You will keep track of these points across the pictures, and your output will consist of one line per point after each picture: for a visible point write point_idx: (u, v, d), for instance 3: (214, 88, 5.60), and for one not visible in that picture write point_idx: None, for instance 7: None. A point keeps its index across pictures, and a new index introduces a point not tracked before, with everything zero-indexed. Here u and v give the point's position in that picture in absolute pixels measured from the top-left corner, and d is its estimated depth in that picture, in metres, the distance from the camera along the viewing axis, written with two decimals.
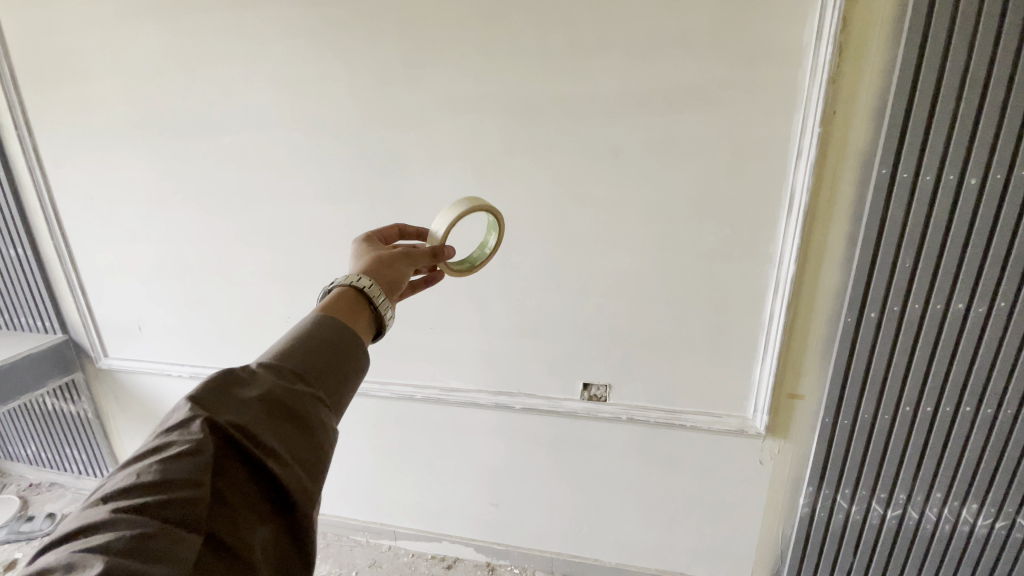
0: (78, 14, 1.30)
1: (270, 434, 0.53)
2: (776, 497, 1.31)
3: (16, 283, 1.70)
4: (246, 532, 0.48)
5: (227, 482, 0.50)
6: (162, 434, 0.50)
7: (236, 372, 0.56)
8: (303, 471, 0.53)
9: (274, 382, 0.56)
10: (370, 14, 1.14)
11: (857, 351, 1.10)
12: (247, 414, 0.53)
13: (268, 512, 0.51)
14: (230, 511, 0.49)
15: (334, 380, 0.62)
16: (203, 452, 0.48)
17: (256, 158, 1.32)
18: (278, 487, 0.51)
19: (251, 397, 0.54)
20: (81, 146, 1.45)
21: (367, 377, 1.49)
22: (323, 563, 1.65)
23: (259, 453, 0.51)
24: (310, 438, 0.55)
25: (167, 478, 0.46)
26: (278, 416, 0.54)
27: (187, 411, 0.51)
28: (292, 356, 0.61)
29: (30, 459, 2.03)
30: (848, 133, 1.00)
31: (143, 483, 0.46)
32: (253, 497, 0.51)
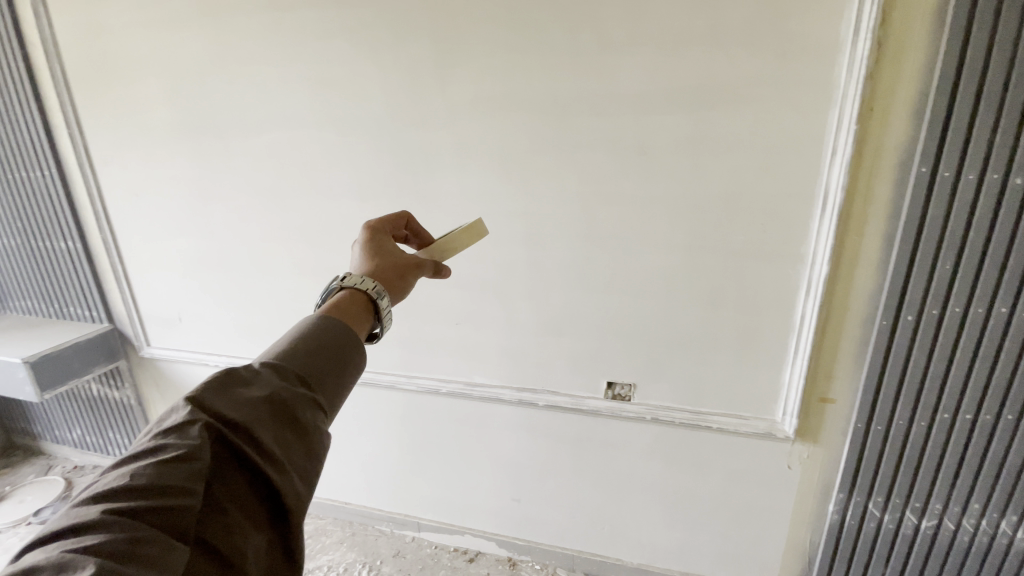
0: (126, 19, 1.37)
1: (270, 436, 0.51)
2: (804, 502, 1.28)
3: (66, 274, 1.80)
4: (240, 539, 0.47)
5: (223, 487, 0.48)
6: (158, 435, 0.49)
7: (238, 371, 0.55)
8: (299, 478, 0.51)
9: (277, 384, 0.55)
10: (401, 14, 1.16)
11: (892, 355, 1.06)
12: (247, 416, 0.51)
13: (261, 518, 0.49)
14: (224, 516, 0.47)
15: (333, 382, 0.60)
16: (199, 460, 0.47)
17: (290, 156, 1.36)
18: (273, 493, 0.50)
19: (251, 397, 0.53)
20: (127, 144, 1.52)
21: (393, 371, 1.52)
22: (348, 551, 1.69)
23: (256, 457, 0.49)
24: (308, 443, 0.53)
25: (161, 483, 0.45)
26: (279, 419, 0.53)
27: (188, 413, 0.50)
28: (296, 356, 0.59)
29: (75, 442, 2.14)
30: (886, 130, 0.97)
31: (136, 487, 0.44)
32: (248, 503, 0.49)
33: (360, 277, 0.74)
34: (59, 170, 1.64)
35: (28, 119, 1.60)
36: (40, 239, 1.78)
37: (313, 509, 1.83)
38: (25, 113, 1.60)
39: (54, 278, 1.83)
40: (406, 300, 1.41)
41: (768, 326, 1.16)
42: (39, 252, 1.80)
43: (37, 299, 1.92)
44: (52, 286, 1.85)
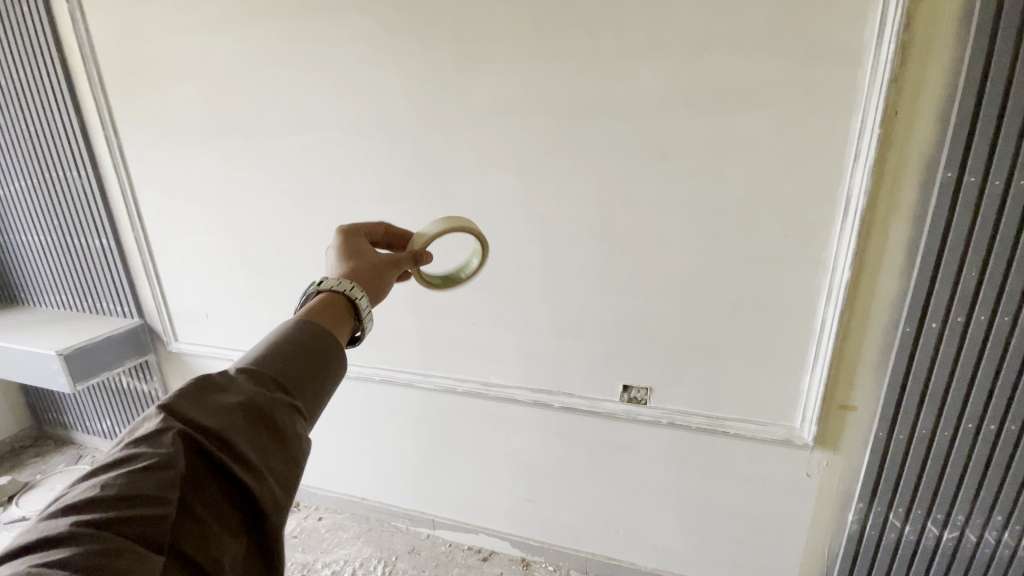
0: (161, 25, 1.42)
1: (248, 443, 0.48)
2: (823, 511, 1.26)
3: (99, 270, 1.87)
4: (217, 549, 0.44)
5: (198, 495, 0.45)
6: (129, 444, 0.45)
7: (214, 377, 0.52)
8: (279, 486, 0.48)
9: (253, 390, 0.52)
10: (424, 19, 1.18)
11: (916, 362, 1.05)
12: (224, 422, 0.48)
13: (238, 526, 0.46)
14: (200, 525, 0.44)
15: (313, 389, 0.57)
16: (172, 468, 0.43)
17: (315, 158, 1.40)
18: (249, 500, 0.47)
19: (229, 403, 0.49)
20: (160, 146, 1.58)
21: (410, 370, 1.54)
22: (364, 546, 1.72)
23: (234, 465, 0.46)
24: (288, 450, 0.50)
25: (132, 494, 0.41)
26: (258, 425, 0.50)
27: (159, 420, 0.47)
28: (274, 361, 0.56)
29: (104, 433, 2.22)
30: (911, 134, 0.96)
31: (106, 498, 0.41)
32: (224, 513, 0.45)
33: (337, 281, 0.72)
34: (94, 170, 1.71)
35: (66, 122, 1.67)
36: (75, 237, 1.85)
37: (330, 504, 1.87)
38: (64, 116, 1.67)
39: (87, 275, 1.91)
40: (424, 300, 1.43)
41: (788, 332, 1.15)
42: (73, 249, 1.88)
43: (70, 294, 2.00)
44: (86, 282, 1.92)
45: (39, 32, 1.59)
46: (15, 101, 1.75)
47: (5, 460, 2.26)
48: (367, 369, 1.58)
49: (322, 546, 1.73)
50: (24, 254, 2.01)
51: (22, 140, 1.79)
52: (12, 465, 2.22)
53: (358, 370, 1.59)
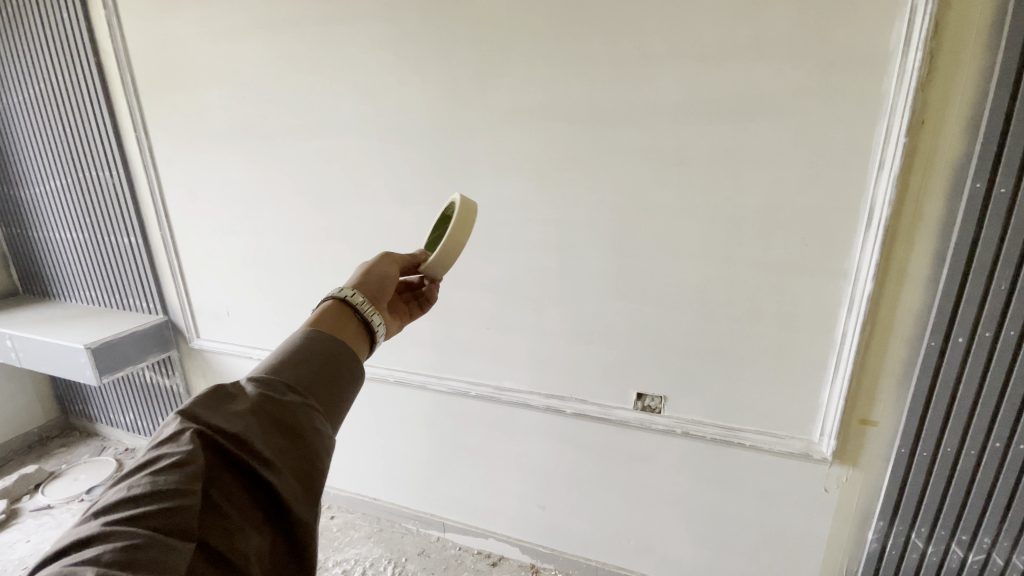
0: (192, 31, 1.47)
1: (264, 443, 0.48)
2: (842, 529, 1.23)
3: (127, 268, 1.93)
4: (241, 543, 0.44)
5: (219, 491, 0.45)
6: (154, 447, 0.46)
7: (226, 389, 0.53)
8: (299, 481, 0.48)
9: (265, 395, 0.52)
10: (445, 26, 1.20)
11: (941, 377, 1.02)
12: (239, 424, 0.49)
13: (263, 519, 0.46)
14: (224, 520, 0.44)
15: (328, 391, 0.56)
16: (193, 463, 0.44)
17: (336, 161, 1.43)
18: (271, 495, 0.47)
19: (242, 409, 0.50)
20: (187, 148, 1.62)
21: (424, 372, 1.55)
22: (375, 546, 1.73)
23: (251, 462, 0.47)
24: (305, 446, 0.50)
25: (156, 490, 0.42)
26: (272, 426, 0.50)
27: (178, 423, 0.48)
28: (282, 367, 0.56)
29: (127, 426, 2.28)
30: (938, 144, 0.93)
31: (133, 496, 0.42)
32: (247, 508, 0.46)
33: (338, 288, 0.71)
34: (125, 170, 1.76)
35: (100, 123, 1.74)
36: (105, 235, 1.91)
37: (343, 503, 1.89)
38: (98, 118, 1.73)
39: (116, 272, 1.97)
40: (439, 302, 1.44)
41: (807, 344, 1.13)
42: (103, 245, 1.94)
43: (99, 291, 2.06)
44: (114, 278, 1.98)
45: (77, 38, 1.65)
46: (53, 104, 1.82)
47: (33, 450, 2.33)
48: (382, 369, 1.60)
49: (334, 545, 1.74)
50: (57, 251, 2.08)
51: (58, 140, 1.86)
52: (39, 455, 2.29)
53: (373, 370, 1.61)
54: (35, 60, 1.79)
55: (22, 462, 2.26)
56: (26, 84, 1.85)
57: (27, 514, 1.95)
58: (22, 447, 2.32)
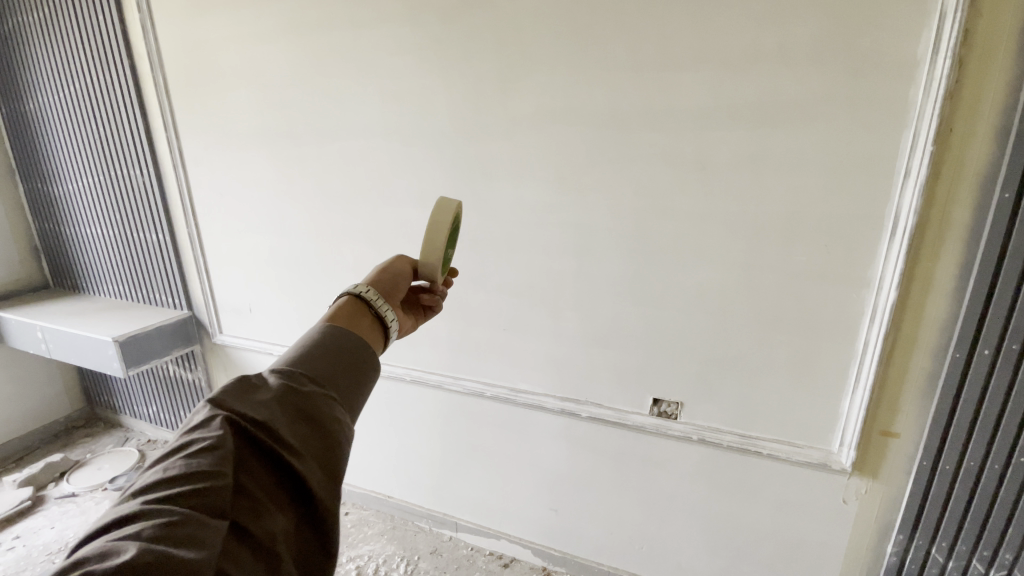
0: (223, 34, 1.51)
1: (288, 430, 0.50)
2: (860, 542, 1.21)
3: (155, 263, 1.98)
4: (269, 524, 0.45)
5: (248, 475, 0.47)
6: (185, 433, 0.48)
7: (251, 379, 0.54)
8: (320, 467, 0.49)
9: (288, 386, 0.53)
10: (469, 30, 1.22)
11: (966, 389, 1.00)
12: (264, 412, 0.50)
13: (288, 503, 0.48)
14: (252, 501, 0.46)
15: (346, 384, 0.57)
16: (224, 447, 0.46)
17: (360, 163, 1.45)
18: (296, 480, 0.48)
19: (266, 398, 0.52)
20: (216, 148, 1.67)
21: (440, 372, 1.56)
22: (388, 543, 1.75)
23: (277, 448, 0.48)
24: (326, 434, 0.51)
25: (190, 472, 0.44)
26: (295, 416, 0.51)
27: (208, 410, 0.50)
28: (304, 360, 0.57)
29: (150, 418, 2.34)
30: (966, 152, 0.92)
31: (169, 478, 0.44)
32: (273, 491, 0.47)
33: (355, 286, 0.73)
34: (155, 169, 1.82)
35: (133, 123, 1.80)
36: (135, 231, 1.97)
37: (357, 500, 1.91)
38: (131, 118, 1.79)
39: (144, 267, 2.03)
40: (456, 303, 1.46)
41: (827, 353, 1.11)
42: (133, 241, 2.00)
43: (127, 285, 2.12)
44: (142, 273, 2.04)
45: (113, 40, 1.71)
46: (88, 104, 1.88)
47: (59, 439, 2.40)
48: (399, 368, 1.62)
49: (347, 541, 1.77)
50: (88, 246, 2.15)
51: (92, 139, 1.93)
52: (64, 444, 2.36)
53: (390, 369, 1.63)
54: (71, 61, 1.85)
55: (49, 450, 2.33)
56: (63, 85, 1.92)
57: (53, 501, 2.02)
58: (49, 436, 2.40)
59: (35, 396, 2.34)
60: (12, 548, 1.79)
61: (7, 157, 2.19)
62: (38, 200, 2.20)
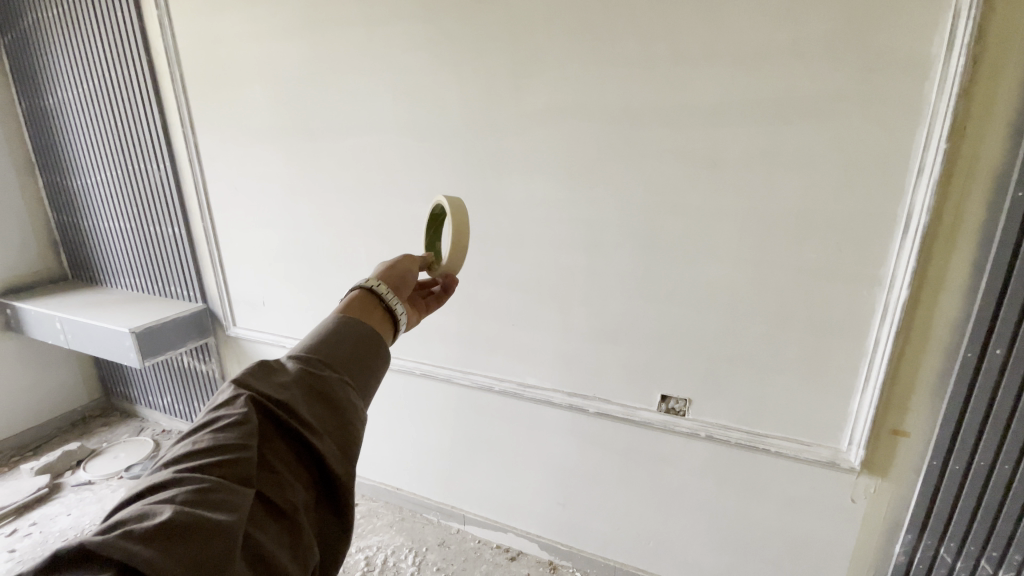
0: (239, 31, 1.54)
1: (307, 410, 0.51)
2: (868, 541, 1.21)
3: (170, 257, 2.02)
4: (291, 496, 0.47)
5: (271, 450, 0.49)
6: (212, 410, 0.50)
7: (271, 362, 0.56)
8: (338, 445, 0.51)
9: (306, 369, 0.55)
10: (482, 27, 1.23)
11: (978, 389, 1.00)
12: (285, 392, 0.52)
13: (308, 478, 0.50)
14: (275, 475, 0.47)
15: (360, 369, 0.59)
16: (250, 423, 0.48)
17: (372, 158, 1.47)
18: (315, 457, 0.50)
19: (286, 380, 0.53)
20: (231, 143, 1.70)
21: (450, 366, 1.58)
22: (396, 534, 1.77)
23: (298, 426, 0.50)
24: (342, 415, 0.53)
25: (218, 445, 0.46)
26: (313, 397, 0.53)
27: (231, 389, 0.52)
28: (320, 347, 0.58)
29: (165, 408, 2.38)
30: (981, 150, 0.91)
31: (199, 450, 0.46)
32: (294, 465, 0.49)
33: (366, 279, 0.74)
34: (171, 164, 1.85)
35: (151, 118, 1.83)
36: (152, 225, 2.01)
37: (366, 492, 1.94)
38: (149, 114, 1.82)
39: (160, 260, 2.06)
40: (466, 298, 1.48)
41: (837, 351, 1.11)
42: (149, 235, 2.03)
43: (144, 278, 2.16)
44: (159, 266, 2.08)
45: (131, 37, 1.75)
46: (106, 99, 1.92)
47: (76, 427, 2.46)
48: (409, 362, 1.64)
49: (356, 532, 1.79)
50: (106, 239, 2.19)
51: (111, 134, 1.97)
52: (82, 433, 2.41)
53: (400, 363, 1.65)
54: (90, 57, 1.89)
55: (67, 438, 2.39)
56: (82, 81, 1.96)
57: (70, 488, 2.07)
58: (67, 424, 2.46)
59: (54, 385, 2.39)
60: (31, 533, 1.84)
61: (28, 151, 2.24)
62: (58, 194, 2.24)
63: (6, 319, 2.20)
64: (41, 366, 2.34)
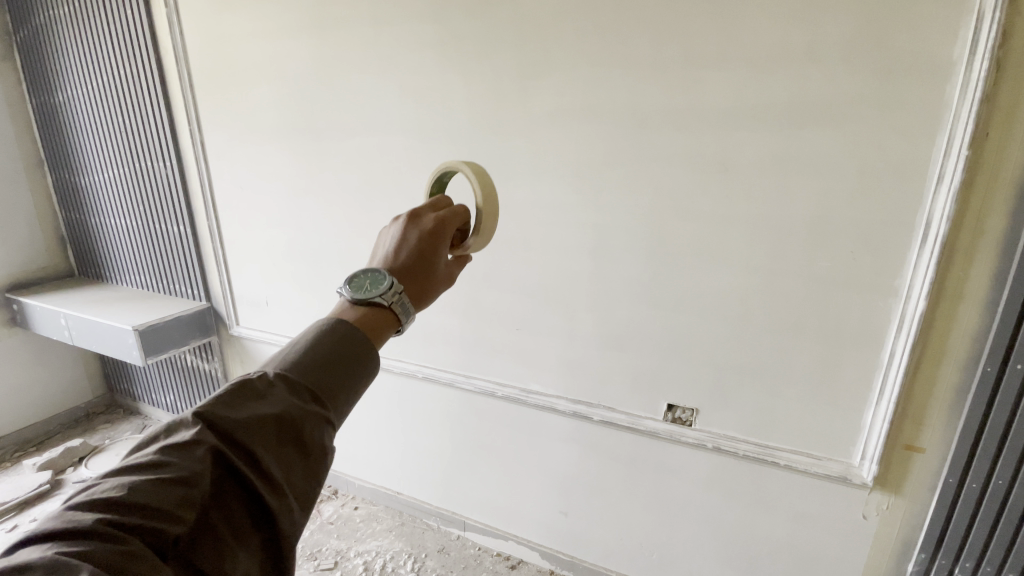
0: (246, 28, 1.53)
1: (273, 461, 0.47)
2: (879, 559, 1.17)
3: (175, 254, 2.01)
4: (230, 565, 0.43)
5: (219, 510, 0.44)
6: (161, 451, 0.45)
7: (252, 383, 0.50)
8: (298, 503, 0.47)
9: (288, 401, 0.50)
10: (490, 27, 1.21)
11: (998, 405, 0.96)
12: (254, 435, 0.47)
13: (255, 539, 0.45)
14: (218, 540, 0.43)
15: (346, 397, 0.54)
16: (197, 486, 0.44)
17: (377, 159, 1.45)
18: (267, 518, 0.45)
19: (264, 415, 0.48)
20: (237, 142, 1.69)
21: (452, 370, 1.56)
22: (396, 540, 1.75)
23: (257, 482, 0.45)
24: (311, 464, 0.49)
25: (154, 505, 0.42)
26: (287, 441, 0.48)
27: (192, 431, 0.46)
28: (311, 369, 0.53)
29: (168, 406, 2.37)
30: (1003, 158, 0.88)
31: (131, 503, 0.41)
32: (243, 527, 0.45)
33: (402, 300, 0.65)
34: (178, 160, 1.84)
35: (157, 113, 1.82)
36: (157, 221, 2.00)
37: (366, 495, 1.92)
38: (155, 108, 1.82)
39: (165, 257, 2.06)
40: (470, 302, 1.46)
41: (849, 362, 1.08)
42: (155, 232, 2.03)
43: (149, 275, 2.16)
44: (163, 263, 2.08)
45: (139, 32, 1.75)
46: (115, 97, 1.92)
47: (79, 424, 2.46)
48: (411, 365, 1.62)
49: (356, 535, 1.77)
50: (112, 237, 2.19)
51: (118, 129, 1.96)
52: (85, 429, 2.41)
53: (401, 366, 1.63)
54: (99, 54, 1.89)
55: (70, 434, 2.38)
56: (90, 77, 1.96)
57: (71, 485, 2.06)
58: (70, 421, 2.45)
59: (57, 381, 2.39)
60: None
61: (37, 147, 2.24)
62: (66, 189, 2.24)
63: (12, 315, 2.20)
64: (46, 361, 2.34)
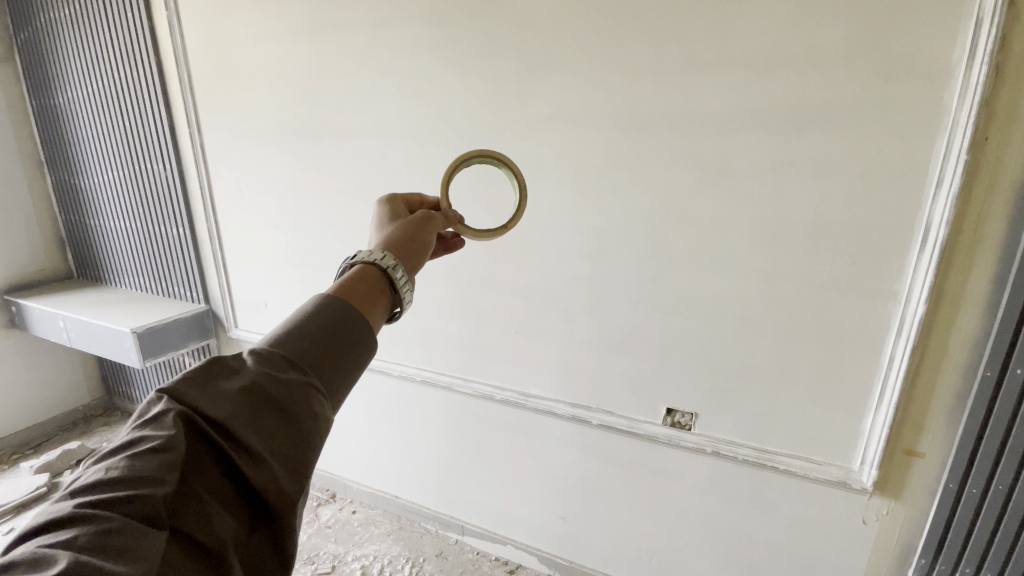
0: (246, 30, 1.53)
1: (251, 431, 0.46)
2: (878, 564, 1.17)
3: (174, 256, 2.01)
4: (218, 529, 0.43)
5: (199, 478, 0.44)
6: (136, 428, 0.44)
7: (225, 361, 0.50)
8: (283, 469, 0.46)
9: (259, 370, 0.49)
10: (490, 31, 1.21)
11: (997, 409, 0.96)
12: (225, 407, 0.46)
13: (239, 505, 0.45)
14: (201, 505, 0.43)
15: (332, 364, 0.53)
16: (174, 450, 0.42)
17: (377, 161, 1.45)
18: (249, 483, 0.45)
19: (233, 389, 0.47)
20: (236, 144, 1.69)
21: (450, 373, 1.56)
22: (394, 545, 1.73)
23: (231, 451, 0.45)
24: (296, 432, 0.47)
25: (132, 475, 0.41)
26: (262, 408, 0.47)
27: (163, 404, 0.46)
28: (289, 339, 0.52)
29: None
30: (1002, 162, 0.88)
31: (109, 479, 0.40)
32: (223, 493, 0.44)
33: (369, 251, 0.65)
34: (177, 162, 1.85)
35: (156, 115, 1.82)
36: (156, 223, 2.00)
37: (365, 499, 1.90)
38: (156, 110, 1.82)
39: (163, 258, 2.05)
40: (469, 305, 1.46)
41: (849, 366, 1.08)
42: (154, 234, 2.03)
43: (147, 278, 2.15)
44: (162, 265, 2.07)
45: (140, 34, 1.75)
46: (116, 99, 1.92)
47: (77, 426, 2.44)
48: (410, 369, 1.61)
49: (354, 540, 1.76)
50: (111, 239, 2.19)
51: (118, 132, 1.96)
52: (83, 432, 2.40)
53: (400, 369, 1.62)
54: (99, 57, 1.89)
55: (67, 437, 2.37)
56: (90, 80, 1.96)
57: None
58: (68, 424, 2.44)
59: (56, 383, 2.39)
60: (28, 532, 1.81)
61: (37, 149, 2.24)
62: (65, 191, 2.24)
63: (10, 316, 2.20)
64: (44, 364, 2.33)
